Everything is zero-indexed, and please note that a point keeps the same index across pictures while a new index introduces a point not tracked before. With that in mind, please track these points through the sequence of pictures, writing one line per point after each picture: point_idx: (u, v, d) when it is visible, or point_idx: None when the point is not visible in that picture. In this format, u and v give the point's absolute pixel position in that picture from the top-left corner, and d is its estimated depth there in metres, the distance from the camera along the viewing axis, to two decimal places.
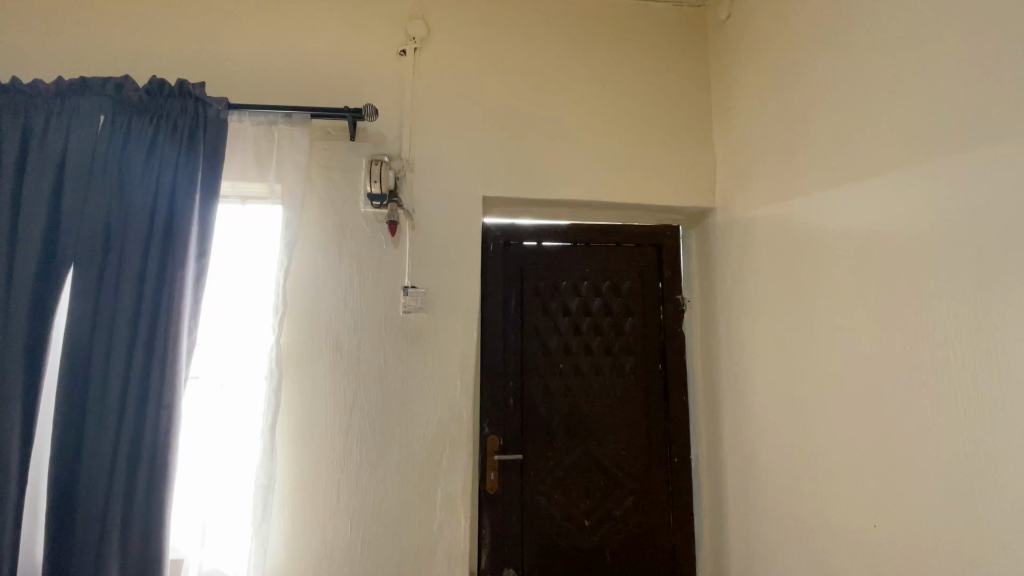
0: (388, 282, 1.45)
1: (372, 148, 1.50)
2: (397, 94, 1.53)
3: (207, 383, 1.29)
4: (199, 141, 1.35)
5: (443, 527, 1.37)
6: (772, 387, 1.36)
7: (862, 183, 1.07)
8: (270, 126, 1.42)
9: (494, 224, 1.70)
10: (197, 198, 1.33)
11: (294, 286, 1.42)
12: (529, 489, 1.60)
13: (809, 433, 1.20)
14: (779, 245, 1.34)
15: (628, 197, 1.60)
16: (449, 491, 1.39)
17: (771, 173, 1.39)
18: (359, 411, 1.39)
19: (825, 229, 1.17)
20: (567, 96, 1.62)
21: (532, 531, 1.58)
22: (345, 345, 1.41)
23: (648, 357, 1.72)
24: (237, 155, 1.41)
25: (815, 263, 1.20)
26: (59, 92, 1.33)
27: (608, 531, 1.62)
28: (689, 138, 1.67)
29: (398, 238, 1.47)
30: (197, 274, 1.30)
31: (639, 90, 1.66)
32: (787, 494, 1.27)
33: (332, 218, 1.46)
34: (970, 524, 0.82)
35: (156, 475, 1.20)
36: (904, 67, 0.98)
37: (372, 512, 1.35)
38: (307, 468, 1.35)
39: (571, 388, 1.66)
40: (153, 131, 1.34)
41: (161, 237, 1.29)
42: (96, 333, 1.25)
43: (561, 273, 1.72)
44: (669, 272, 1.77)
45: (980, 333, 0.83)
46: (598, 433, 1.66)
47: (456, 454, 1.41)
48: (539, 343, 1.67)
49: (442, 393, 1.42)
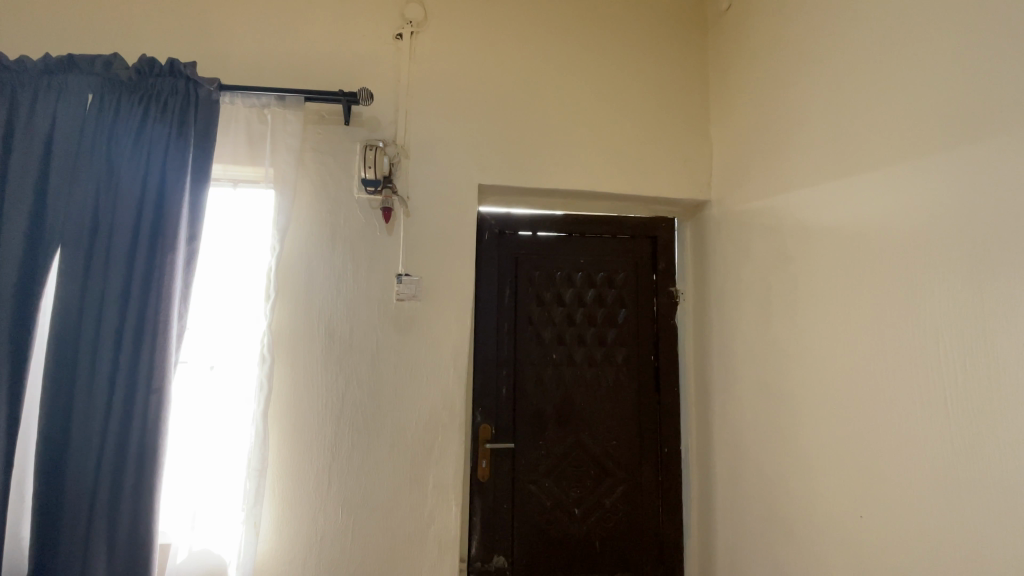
0: (382, 271, 1.44)
1: (367, 133, 1.48)
2: (392, 79, 1.51)
3: (197, 366, 1.28)
4: (189, 122, 1.32)
5: (434, 514, 1.38)
6: (764, 380, 1.36)
7: (859, 177, 1.06)
8: (263, 109, 1.40)
9: (490, 212, 1.68)
10: (188, 182, 1.30)
11: (286, 271, 1.40)
12: (520, 478, 1.60)
13: (800, 426, 1.21)
14: (774, 240, 1.34)
15: (624, 188, 1.60)
16: (441, 478, 1.39)
17: (768, 167, 1.39)
18: (352, 398, 1.39)
19: (820, 224, 1.17)
20: (566, 84, 1.60)
21: (523, 520, 1.59)
22: (337, 331, 1.40)
23: (641, 349, 1.72)
24: (228, 137, 1.38)
25: (809, 256, 1.20)
26: (45, 69, 1.30)
27: (597, 521, 1.63)
28: (685, 130, 1.66)
29: (392, 225, 1.45)
30: (187, 258, 1.29)
31: (637, 80, 1.65)
32: (776, 486, 1.29)
33: (326, 203, 1.44)
34: (958, 526, 0.83)
35: (147, 460, 1.20)
36: (905, 59, 0.97)
37: (364, 501, 1.35)
38: (297, 456, 1.34)
39: (564, 377, 1.67)
40: (142, 112, 1.31)
41: (150, 222, 1.27)
42: (85, 316, 1.23)
43: (557, 263, 1.71)
44: (663, 264, 1.76)
45: (973, 337, 0.83)
46: (591, 423, 1.66)
47: (447, 441, 1.41)
48: (534, 333, 1.67)
49: (435, 380, 1.42)
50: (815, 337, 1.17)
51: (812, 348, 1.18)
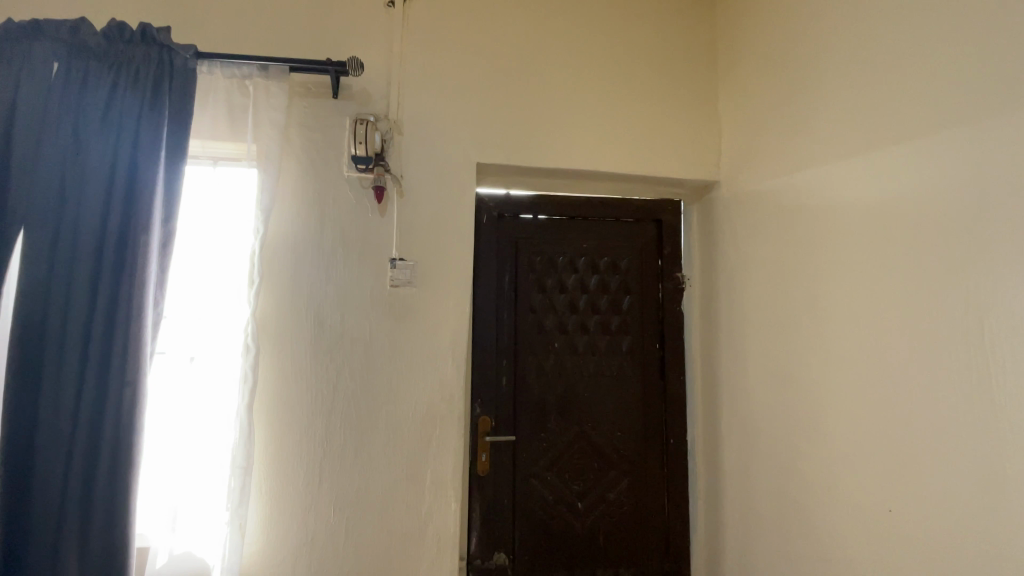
0: (374, 255, 1.35)
1: (357, 107, 1.38)
2: (384, 49, 1.41)
3: (176, 357, 1.20)
4: (164, 93, 1.22)
5: (432, 511, 1.31)
6: (774, 368, 1.30)
7: (879, 149, 0.99)
8: (245, 79, 1.29)
9: (489, 194, 1.59)
10: (162, 158, 1.20)
11: (270, 255, 1.30)
12: (521, 472, 1.53)
13: (814, 416, 1.15)
14: (784, 221, 1.28)
15: (629, 167, 1.52)
16: (439, 473, 1.32)
17: (779, 144, 1.31)
18: (343, 389, 1.30)
19: (835, 202, 1.10)
20: (568, 58, 1.51)
21: (525, 515, 1.53)
22: (327, 319, 1.31)
23: (646, 338, 1.66)
24: (207, 110, 1.28)
25: (823, 236, 1.13)
26: (6, 34, 1.17)
27: (601, 515, 1.58)
28: (693, 107, 1.58)
29: (385, 205, 1.37)
30: (163, 240, 1.19)
31: (642, 54, 1.57)
32: (788, 479, 1.24)
33: (314, 182, 1.34)
34: (992, 524, 0.77)
35: (122, 458, 1.11)
36: (933, 21, 0.89)
37: (358, 498, 1.28)
38: (286, 451, 1.26)
39: (566, 366, 1.60)
40: (112, 81, 1.20)
41: (122, 201, 1.17)
42: (50, 303, 1.13)
43: (559, 248, 1.63)
44: (670, 249, 1.69)
45: (1008, 321, 0.77)
46: (595, 414, 1.60)
47: (445, 434, 1.34)
48: (535, 320, 1.59)
49: (432, 370, 1.35)
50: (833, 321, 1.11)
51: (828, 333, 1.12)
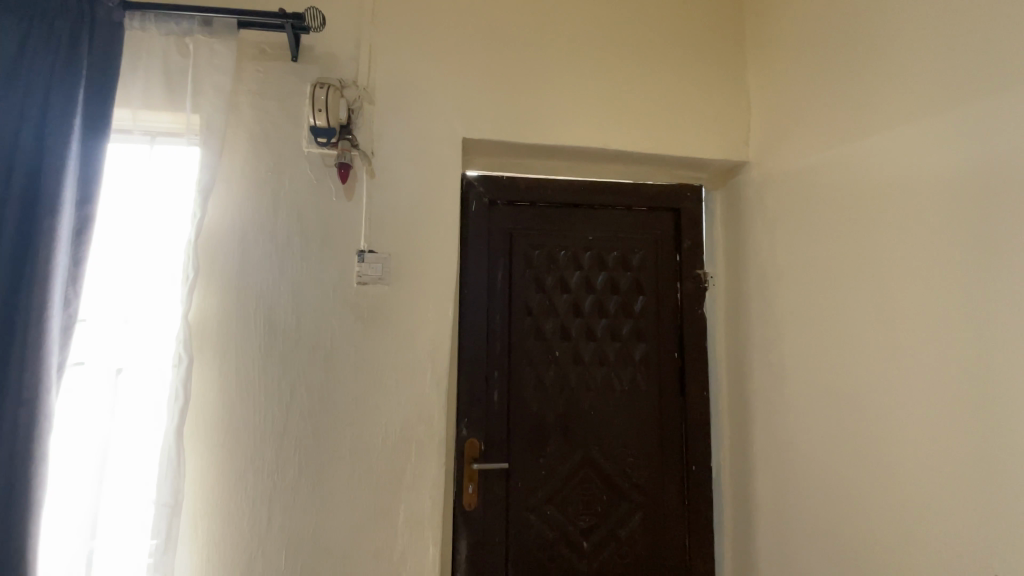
0: (338, 247, 1.14)
1: (320, 71, 1.17)
2: (352, 4, 1.20)
3: (98, 370, 0.98)
4: (81, 51, 1.01)
5: (406, 556, 1.09)
6: (821, 382, 1.07)
7: (974, 104, 0.77)
8: (185, 37, 1.08)
9: (479, 177, 1.38)
10: (77, 128, 1.00)
11: (212, 248, 1.09)
12: (516, 504, 1.31)
13: (878, 444, 0.92)
14: (832, 203, 1.05)
15: (641, 145, 1.30)
16: (414, 509, 1.10)
17: (822, 111, 1.09)
18: (299, 409, 1.09)
19: (907, 175, 0.88)
20: (569, 19, 1.30)
21: (521, 556, 1.30)
22: (280, 325, 1.10)
23: (662, 345, 1.43)
24: (138, 72, 1.07)
25: (887, 220, 0.91)
26: None
27: (611, 555, 1.34)
28: (715, 76, 1.36)
29: (351, 187, 1.15)
30: (77, 226, 0.98)
31: (656, 15, 1.35)
32: (839, 520, 1.01)
33: (268, 161, 1.13)
34: None
35: (16, 495, 0.90)
36: None
37: (316, 541, 1.06)
38: (228, 486, 1.05)
39: (568, 380, 1.37)
40: (20, 36, 1.00)
41: (25, 177, 0.96)
42: None
43: (561, 241, 1.41)
44: (689, 243, 1.47)
45: None
46: (602, 436, 1.37)
47: (422, 461, 1.11)
48: (532, 325, 1.37)
49: (405, 384, 1.12)
50: (905, 326, 0.88)
51: (900, 340, 0.89)
